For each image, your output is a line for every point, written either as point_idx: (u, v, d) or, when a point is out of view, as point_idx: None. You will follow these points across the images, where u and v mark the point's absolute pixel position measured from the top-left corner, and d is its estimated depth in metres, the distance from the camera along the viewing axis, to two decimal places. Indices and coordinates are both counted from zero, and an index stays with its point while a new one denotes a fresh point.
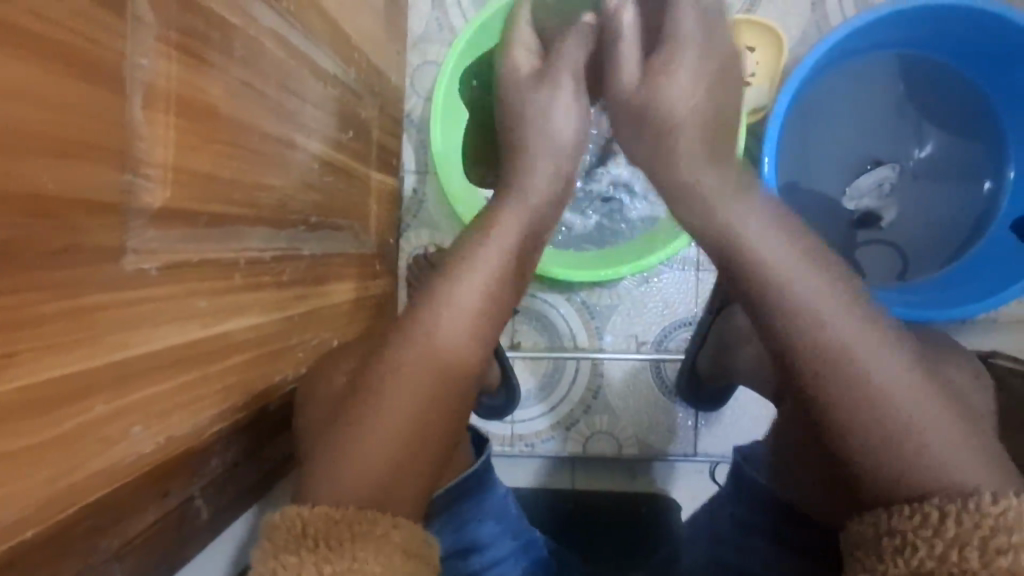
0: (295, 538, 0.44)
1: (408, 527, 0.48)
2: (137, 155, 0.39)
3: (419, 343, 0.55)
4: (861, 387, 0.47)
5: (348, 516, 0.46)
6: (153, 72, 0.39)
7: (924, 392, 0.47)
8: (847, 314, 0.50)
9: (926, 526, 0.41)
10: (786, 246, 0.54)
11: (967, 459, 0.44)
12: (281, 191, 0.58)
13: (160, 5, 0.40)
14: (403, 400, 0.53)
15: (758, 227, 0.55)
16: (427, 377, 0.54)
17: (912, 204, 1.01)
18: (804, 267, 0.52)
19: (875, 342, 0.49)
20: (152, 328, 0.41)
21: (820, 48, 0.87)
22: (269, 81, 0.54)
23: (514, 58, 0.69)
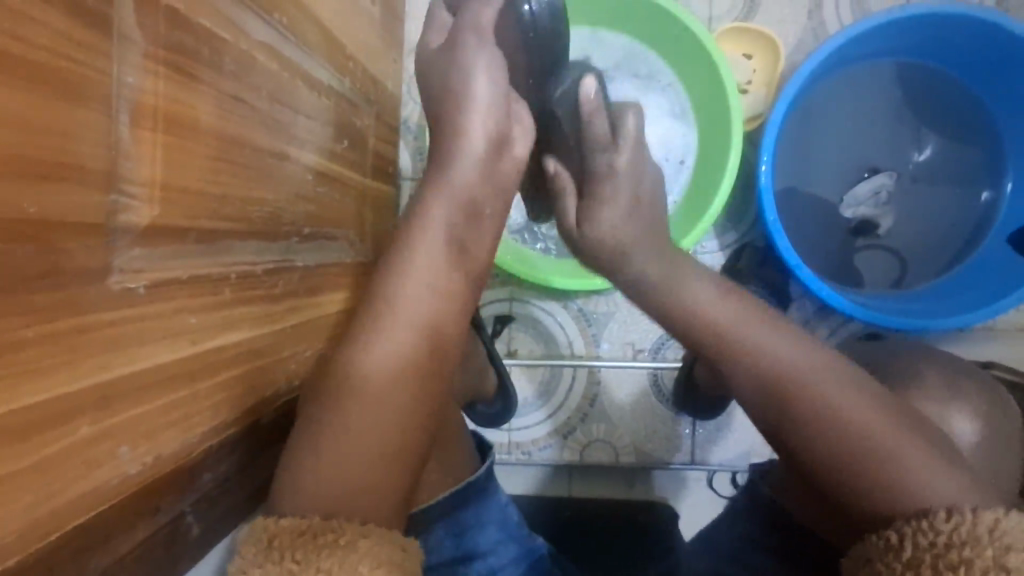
0: (261, 552, 0.45)
1: (378, 535, 0.47)
2: (123, 174, 0.39)
3: (362, 358, 0.55)
4: (808, 409, 0.48)
5: (314, 527, 0.46)
6: (140, 89, 0.39)
7: (874, 407, 0.48)
8: (787, 343, 0.52)
9: (888, 549, 0.42)
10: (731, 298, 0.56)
11: (933, 472, 0.45)
12: (273, 203, 0.58)
13: (147, 24, 0.39)
14: (363, 418, 0.52)
15: (701, 288, 0.58)
16: (390, 394, 0.53)
17: (910, 210, 1.01)
18: (747, 314, 0.54)
19: (824, 369, 0.50)
20: (138, 347, 0.41)
21: (817, 57, 0.87)
22: (260, 95, 0.54)
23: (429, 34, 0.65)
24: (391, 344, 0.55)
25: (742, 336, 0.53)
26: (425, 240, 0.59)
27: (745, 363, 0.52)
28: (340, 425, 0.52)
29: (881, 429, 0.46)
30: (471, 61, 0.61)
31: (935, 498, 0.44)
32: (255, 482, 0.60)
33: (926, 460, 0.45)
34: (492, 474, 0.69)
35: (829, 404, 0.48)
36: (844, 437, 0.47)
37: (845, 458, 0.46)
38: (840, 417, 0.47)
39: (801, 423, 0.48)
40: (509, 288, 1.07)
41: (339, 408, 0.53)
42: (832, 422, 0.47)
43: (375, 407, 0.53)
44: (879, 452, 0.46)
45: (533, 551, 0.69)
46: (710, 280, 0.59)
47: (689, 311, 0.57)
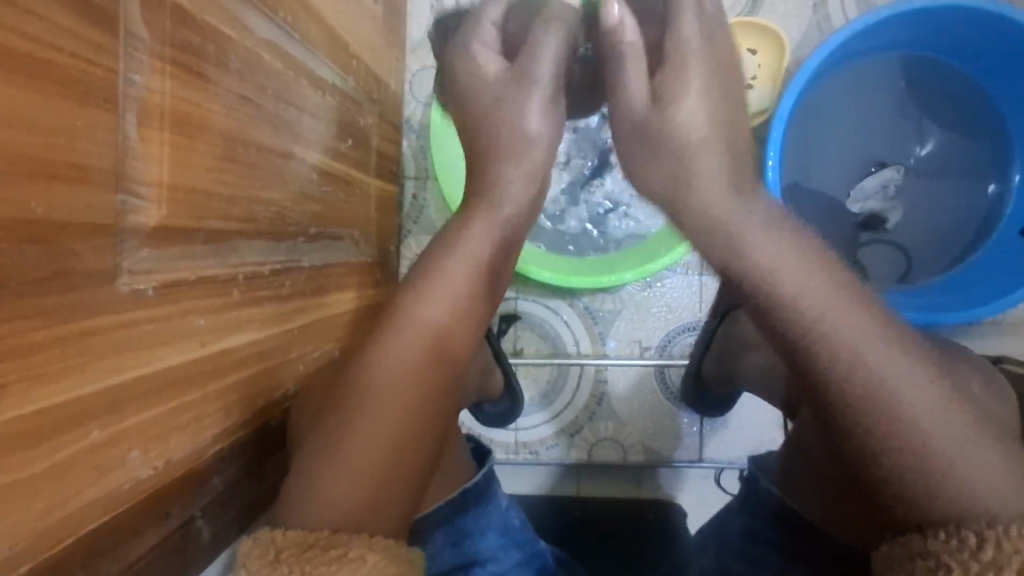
0: (266, 565, 0.43)
1: (386, 548, 0.45)
2: (131, 175, 0.38)
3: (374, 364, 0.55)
4: (871, 400, 0.45)
5: (322, 540, 0.44)
6: (147, 88, 0.39)
7: (941, 404, 0.46)
8: (861, 328, 0.47)
9: (962, 548, 0.39)
10: (819, 269, 0.50)
11: (989, 475, 0.44)
12: (279, 203, 0.57)
13: (154, 21, 0.39)
14: (379, 421, 0.52)
15: (762, 245, 0.51)
16: (406, 394, 0.54)
17: (915, 205, 1.00)
18: (827, 283, 0.49)
19: (897, 357, 0.46)
20: (148, 350, 0.40)
21: (823, 50, 0.86)
22: (266, 94, 0.53)
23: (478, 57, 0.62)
24: (411, 346, 0.55)
25: (826, 321, 0.47)
26: (458, 251, 0.60)
27: (833, 335, 0.47)
28: (363, 425, 0.51)
29: (943, 429, 0.45)
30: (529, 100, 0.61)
31: (993, 503, 0.43)
32: (263, 486, 0.60)
33: (984, 463, 0.44)
34: (490, 479, 0.69)
35: (896, 402, 0.45)
36: (901, 431, 0.45)
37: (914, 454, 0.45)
38: (909, 415, 0.45)
39: (864, 418, 0.46)
40: (513, 286, 1.07)
41: (358, 409, 0.52)
42: (895, 423, 0.45)
43: (392, 405, 0.53)
44: (934, 451, 0.44)
45: (534, 556, 0.69)
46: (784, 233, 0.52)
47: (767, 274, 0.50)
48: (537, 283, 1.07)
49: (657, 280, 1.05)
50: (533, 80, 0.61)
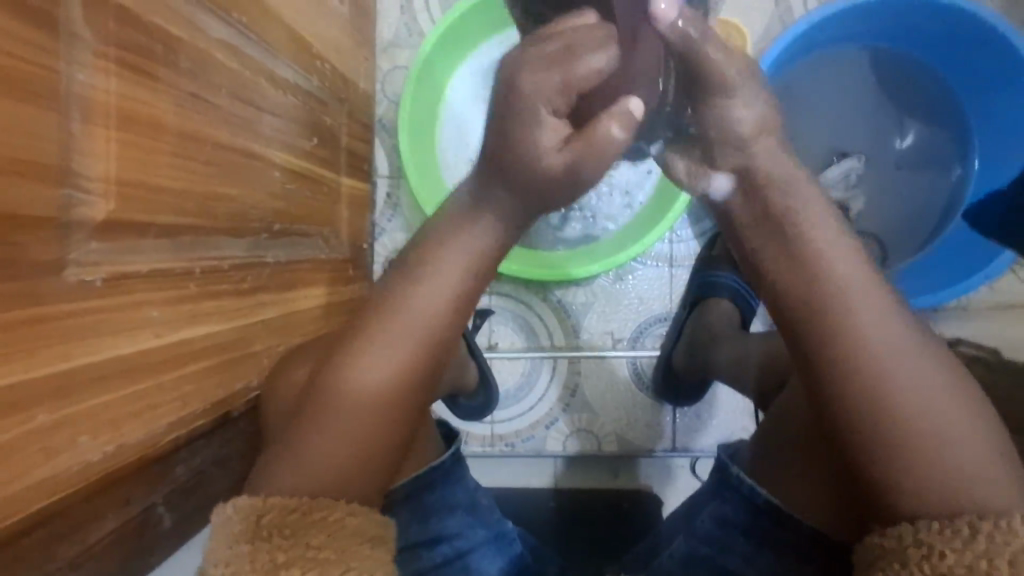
0: (248, 529, 0.47)
1: (365, 514, 0.50)
2: (75, 170, 0.39)
3: (346, 372, 0.52)
4: (883, 371, 0.46)
5: (303, 505, 0.48)
6: (92, 85, 0.40)
7: (943, 376, 0.46)
8: (874, 303, 0.48)
9: (958, 538, 0.41)
10: (841, 248, 0.50)
11: (973, 446, 0.45)
12: (239, 200, 0.59)
13: (98, 24, 0.40)
14: (349, 427, 0.51)
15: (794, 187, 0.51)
16: (376, 402, 0.52)
17: (878, 195, 1.02)
18: (844, 251, 0.50)
19: (885, 310, 0.48)
20: (98, 339, 0.41)
21: (783, 40, 0.88)
22: (220, 92, 0.55)
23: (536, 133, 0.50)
24: (399, 352, 0.53)
25: (845, 294, 0.48)
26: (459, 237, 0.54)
27: (866, 300, 0.48)
28: (328, 432, 0.51)
29: (943, 405, 0.45)
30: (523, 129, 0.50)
31: (982, 489, 0.44)
32: (230, 475, 0.61)
33: (976, 441, 0.45)
34: (458, 459, 0.70)
35: (897, 372, 0.46)
36: (905, 398, 0.46)
37: (916, 426, 0.45)
38: (912, 400, 0.45)
39: (870, 398, 0.46)
40: (486, 282, 1.09)
41: (324, 412, 0.52)
42: (905, 392, 0.46)
43: (368, 409, 0.52)
44: (937, 425, 0.45)
45: (504, 534, 0.71)
46: (808, 186, 0.52)
47: (809, 257, 0.50)
48: (509, 278, 1.08)
49: (628, 272, 1.07)
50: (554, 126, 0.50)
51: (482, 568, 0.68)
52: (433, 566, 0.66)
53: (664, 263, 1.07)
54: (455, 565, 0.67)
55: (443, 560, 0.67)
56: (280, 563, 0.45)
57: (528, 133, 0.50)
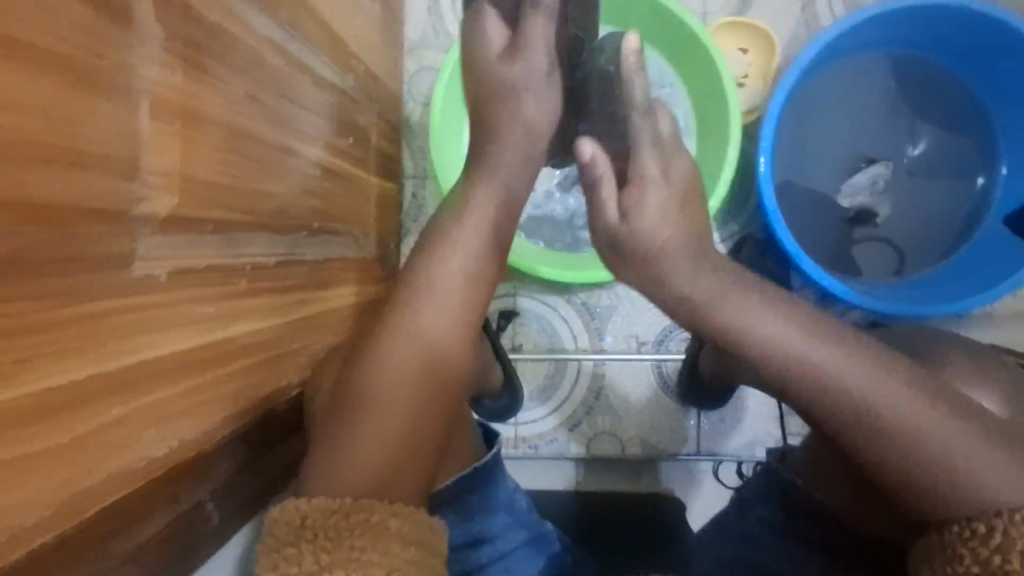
0: (295, 530, 0.47)
1: (409, 516, 0.50)
2: (141, 164, 0.39)
3: (389, 354, 0.59)
4: (870, 420, 0.51)
5: (345, 506, 0.49)
6: (157, 82, 0.40)
7: (936, 411, 0.50)
8: (847, 366, 0.52)
9: (976, 537, 0.47)
10: (785, 317, 0.55)
11: (980, 453, 0.49)
12: (281, 197, 0.59)
13: (164, 19, 0.40)
14: (391, 416, 0.56)
15: (745, 303, 0.56)
16: (408, 389, 0.57)
17: (905, 200, 1.02)
18: (813, 337, 0.54)
19: (868, 372, 0.52)
20: (161, 333, 0.42)
21: (810, 49, 0.89)
22: (268, 90, 0.55)
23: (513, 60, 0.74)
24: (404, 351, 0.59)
25: (799, 356, 0.53)
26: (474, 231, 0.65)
27: (834, 362, 0.52)
28: (369, 422, 0.55)
29: (937, 431, 0.50)
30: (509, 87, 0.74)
31: (996, 488, 0.48)
32: (268, 473, 0.61)
33: (980, 450, 0.49)
34: (499, 459, 0.71)
35: (887, 414, 0.51)
36: (903, 437, 0.50)
37: (915, 456, 0.50)
38: (909, 428, 0.50)
39: (865, 447, 0.51)
40: (512, 283, 1.08)
41: (362, 410, 0.56)
42: (907, 433, 0.50)
43: (407, 398, 0.57)
44: (939, 451, 0.49)
45: (543, 536, 0.71)
46: (763, 297, 0.57)
47: (763, 342, 0.54)
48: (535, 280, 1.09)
49: None
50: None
51: (520, 568, 0.68)
52: (475, 566, 0.67)
53: None
54: (497, 568, 0.67)
55: (485, 562, 0.67)
56: (324, 566, 0.45)
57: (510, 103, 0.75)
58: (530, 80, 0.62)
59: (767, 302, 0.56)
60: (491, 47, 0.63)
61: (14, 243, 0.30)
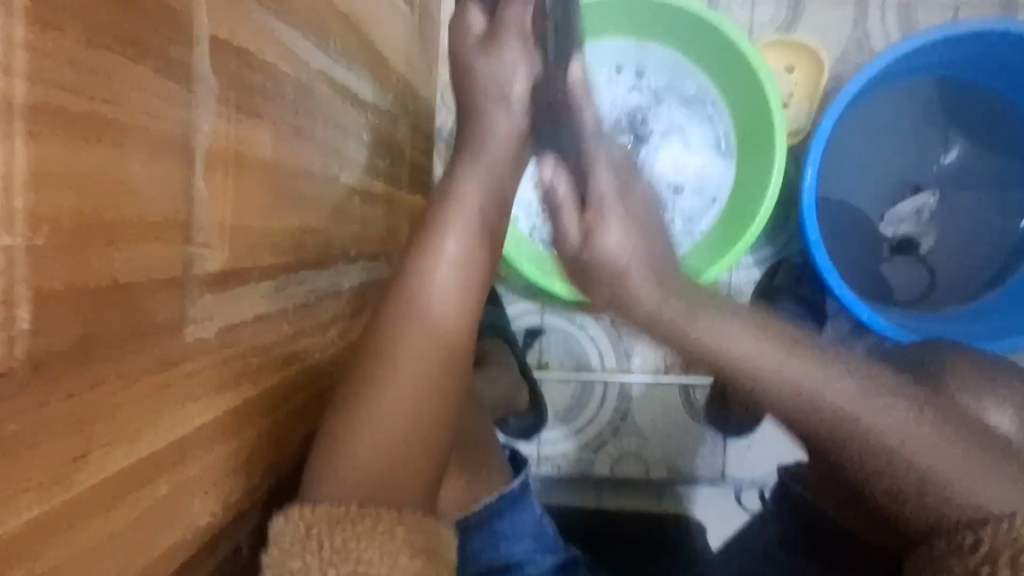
0: (299, 541, 0.48)
1: (417, 526, 0.50)
2: (198, 222, 0.37)
3: (406, 322, 0.57)
4: (839, 421, 0.50)
5: (348, 514, 0.49)
6: (214, 135, 0.38)
7: (907, 411, 0.50)
8: (814, 376, 0.50)
9: (974, 550, 0.45)
10: (745, 335, 0.52)
11: (971, 470, 0.48)
12: (323, 231, 0.57)
13: (220, 64, 0.38)
14: (387, 409, 0.54)
15: (713, 318, 0.54)
16: (409, 381, 0.55)
17: (949, 229, 0.98)
18: (759, 341, 0.52)
19: (803, 366, 0.51)
20: (210, 396, 0.40)
21: (865, 73, 0.85)
22: (317, 122, 0.53)
23: (467, 14, 0.63)
24: (402, 338, 0.56)
25: (756, 375, 0.51)
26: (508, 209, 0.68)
27: (799, 369, 0.51)
28: (367, 417, 0.54)
29: (900, 425, 0.49)
30: (475, 68, 0.63)
31: (994, 507, 0.47)
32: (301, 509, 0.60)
33: (954, 453, 0.49)
34: (527, 485, 0.71)
35: (865, 423, 0.49)
36: (868, 441, 0.49)
37: (900, 458, 0.49)
38: (874, 431, 0.49)
39: (831, 437, 0.50)
40: (538, 300, 1.06)
41: (363, 396, 0.54)
42: (870, 434, 0.49)
43: (409, 391, 0.55)
44: (905, 446, 0.49)
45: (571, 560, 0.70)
46: (722, 312, 0.54)
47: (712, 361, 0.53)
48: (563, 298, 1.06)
49: None
50: (506, 95, 0.64)
51: None
52: None
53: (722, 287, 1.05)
54: None
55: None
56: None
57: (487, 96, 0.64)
58: (512, 72, 0.63)
59: (723, 315, 0.54)
60: (474, 31, 0.63)
61: (77, 333, 0.28)
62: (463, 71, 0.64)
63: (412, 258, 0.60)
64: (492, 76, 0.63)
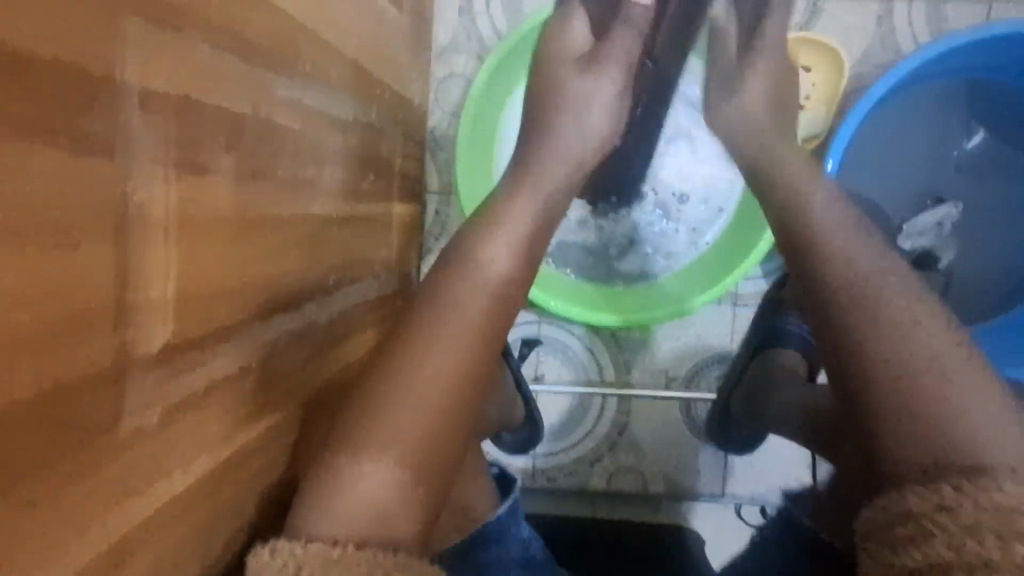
0: None
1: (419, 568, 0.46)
2: (134, 305, 0.34)
3: (441, 331, 0.56)
4: (916, 372, 0.50)
5: (346, 556, 0.45)
6: (153, 203, 0.34)
7: (980, 387, 0.48)
8: (906, 296, 0.54)
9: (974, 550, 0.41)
10: (858, 240, 0.58)
11: (1004, 434, 0.46)
12: (297, 270, 0.53)
13: (159, 123, 0.34)
14: (404, 415, 0.52)
15: (827, 204, 0.62)
16: (437, 391, 0.54)
17: (970, 243, 0.93)
18: (861, 236, 0.59)
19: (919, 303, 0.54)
20: (153, 484, 0.37)
21: (887, 78, 0.79)
22: (283, 159, 0.49)
23: (570, 31, 0.72)
24: (442, 343, 0.56)
25: (869, 283, 0.55)
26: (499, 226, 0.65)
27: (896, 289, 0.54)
28: (385, 424, 0.52)
29: (974, 405, 0.47)
30: (564, 83, 0.71)
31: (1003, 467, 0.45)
32: None
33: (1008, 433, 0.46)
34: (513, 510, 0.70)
35: (945, 379, 0.49)
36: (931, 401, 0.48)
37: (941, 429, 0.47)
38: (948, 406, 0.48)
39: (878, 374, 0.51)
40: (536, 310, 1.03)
41: (382, 406, 0.53)
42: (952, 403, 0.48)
43: (433, 400, 0.53)
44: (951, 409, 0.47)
45: None
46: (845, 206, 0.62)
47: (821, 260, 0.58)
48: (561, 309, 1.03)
49: None
50: (582, 117, 0.71)
51: None
52: None
53: (727, 301, 1.01)
54: None
55: None
56: None
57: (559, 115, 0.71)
58: (594, 102, 0.71)
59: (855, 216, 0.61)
60: (574, 48, 0.72)
61: None
62: (547, 81, 0.72)
63: (444, 283, 0.60)
64: (573, 98, 0.71)
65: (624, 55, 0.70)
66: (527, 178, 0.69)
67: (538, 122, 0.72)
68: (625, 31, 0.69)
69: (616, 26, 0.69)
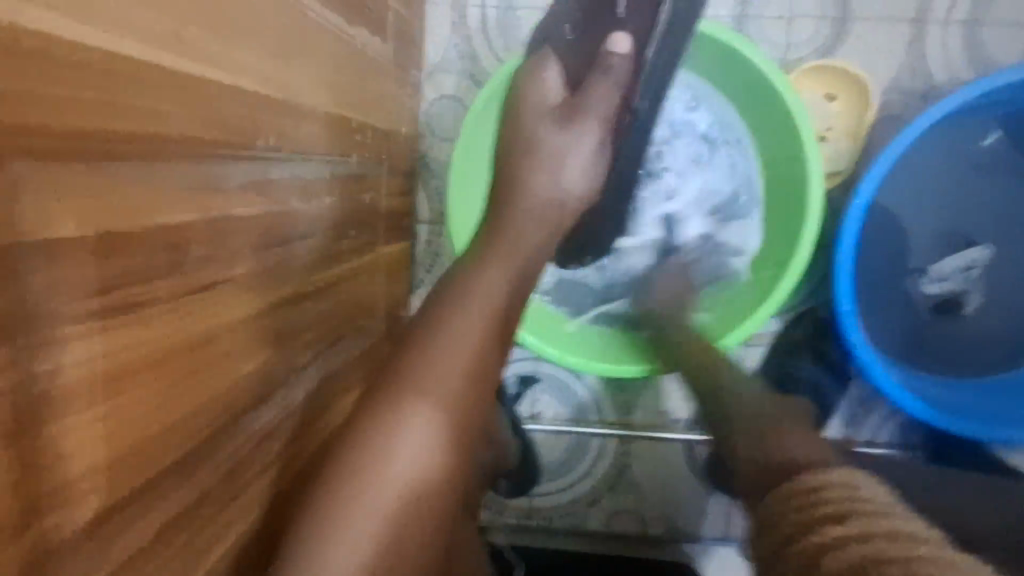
0: None
1: None
2: (50, 491, 0.30)
3: (414, 393, 0.53)
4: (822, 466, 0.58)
5: None
6: (68, 371, 0.30)
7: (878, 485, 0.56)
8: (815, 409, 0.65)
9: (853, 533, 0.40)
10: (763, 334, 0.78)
11: None
12: (266, 362, 0.48)
13: (69, 277, 0.29)
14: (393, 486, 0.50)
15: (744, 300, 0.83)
16: (423, 451, 0.52)
17: (1004, 287, 0.86)
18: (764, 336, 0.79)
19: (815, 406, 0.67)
20: None
21: (919, 125, 0.72)
22: (243, 251, 0.44)
23: (545, 82, 0.73)
24: (422, 403, 0.53)
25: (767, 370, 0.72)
26: (479, 292, 0.60)
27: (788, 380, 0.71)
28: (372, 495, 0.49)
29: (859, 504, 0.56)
30: (541, 134, 0.71)
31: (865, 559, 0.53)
32: None
33: None
34: None
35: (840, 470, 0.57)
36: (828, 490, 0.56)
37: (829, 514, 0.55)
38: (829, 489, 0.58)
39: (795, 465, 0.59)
40: None
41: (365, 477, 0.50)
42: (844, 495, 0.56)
43: (416, 468, 0.51)
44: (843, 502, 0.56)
45: None
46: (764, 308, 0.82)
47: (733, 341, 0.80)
48: None
49: None
50: (559, 172, 0.70)
51: None
52: None
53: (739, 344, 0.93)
54: None
55: None
56: None
57: (535, 170, 0.70)
58: (573, 157, 0.70)
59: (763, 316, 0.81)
60: (550, 99, 0.72)
61: None
62: (522, 132, 0.72)
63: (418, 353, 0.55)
64: (548, 152, 0.70)
65: (603, 108, 0.70)
66: (503, 247, 0.65)
67: (511, 175, 0.71)
68: (604, 83, 0.70)
69: (593, 78, 0.70)
